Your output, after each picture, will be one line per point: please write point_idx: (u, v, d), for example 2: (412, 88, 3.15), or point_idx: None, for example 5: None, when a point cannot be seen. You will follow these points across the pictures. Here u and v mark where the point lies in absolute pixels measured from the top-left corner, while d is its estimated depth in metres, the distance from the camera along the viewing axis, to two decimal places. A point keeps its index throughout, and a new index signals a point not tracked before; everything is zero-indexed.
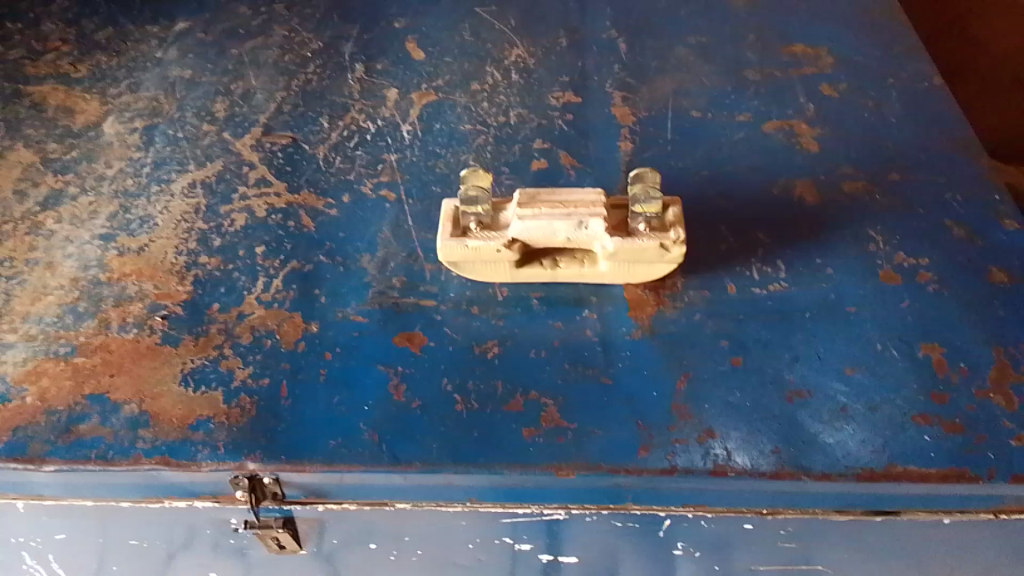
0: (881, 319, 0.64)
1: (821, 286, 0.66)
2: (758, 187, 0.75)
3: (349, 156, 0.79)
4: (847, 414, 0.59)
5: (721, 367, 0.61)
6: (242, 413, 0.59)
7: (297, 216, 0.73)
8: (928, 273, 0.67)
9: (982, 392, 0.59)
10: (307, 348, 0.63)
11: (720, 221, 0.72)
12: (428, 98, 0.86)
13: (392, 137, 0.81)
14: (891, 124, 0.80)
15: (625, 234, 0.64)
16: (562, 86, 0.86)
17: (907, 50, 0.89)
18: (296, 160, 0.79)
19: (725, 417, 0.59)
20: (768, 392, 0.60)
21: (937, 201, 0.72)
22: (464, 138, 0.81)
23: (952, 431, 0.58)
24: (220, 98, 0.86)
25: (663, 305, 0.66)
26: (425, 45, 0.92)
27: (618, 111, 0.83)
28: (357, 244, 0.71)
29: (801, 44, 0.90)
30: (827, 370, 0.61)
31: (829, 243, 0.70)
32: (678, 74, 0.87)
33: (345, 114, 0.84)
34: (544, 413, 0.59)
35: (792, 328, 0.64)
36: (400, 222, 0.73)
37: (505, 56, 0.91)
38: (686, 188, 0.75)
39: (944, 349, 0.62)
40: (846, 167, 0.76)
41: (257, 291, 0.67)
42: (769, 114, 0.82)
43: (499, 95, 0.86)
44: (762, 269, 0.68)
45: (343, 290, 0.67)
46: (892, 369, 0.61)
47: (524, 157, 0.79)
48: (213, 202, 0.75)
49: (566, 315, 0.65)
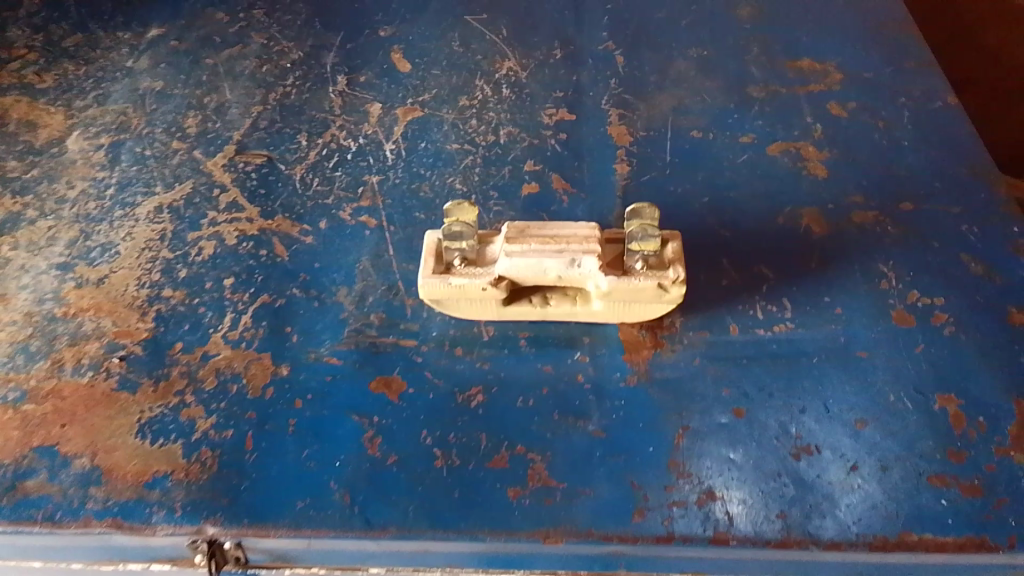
0: (894, 365, 0.59)
1: (830, 327, 0.62)
2: (764, 215, 0.70)
3: (327, 178, 0.74)
4: (858, 475, 0.54)
5: (722, 420, 0.57)
6: (202, 469, 0.54)
7: (270, 244, 0.68)
8: (945, 313, 0.62)
9: (1003, 450, 0.55)
10: (275, 395, 0.58)
11: (722, 254, 0.67)
12: (413, 114, 0.81)
13: (374, 157, 0.76)
14: (903, 147, 0.75)
15: (622, 272, 0.60)
16: (555, 102, 0.81)
17: (920, 66, 0.84)
18: (271, 182, 0.74)
19: (727, 477, 0.54)
20: (772, 448, 0.55)
21: (952, 234, 0.68)
22: (450, 158, 0.76)
23: (970, 493, 0.53)
24: (192, 112, 0.81)
25: (660, 347, 0.61)
26: (412, 55, 0.87)
27: (615, 130, 0.78)
28: (334, 276, 0.66)
29: (808, 58, 0.85)
30: (836, 424, 0.57)
31: (839, 280, 0.65)
32: (679, 91, 0.82)
33: (324, 132, 0.79)
34: (530, 471, 0.54)
35: (798, 375, 0.59)
36: (381, 251, 0.68)
37: (496, 69, 0.86)
38: (687, 216, 0.70)
39: (962, 400, 0.57)
40: (856, 195, 0.71)
41: (223, 329, 0.62)
42: (774, 135, 0.77)
43: (489, 112, 0.81)
44: (767, 308, 0.63)
45: (316, 328, 0.62)
46: (906, 423, 0.56)
47: (513, 181, 0.74)
48: (180, 227, 0.70)
49: (556, 358, 0.61)
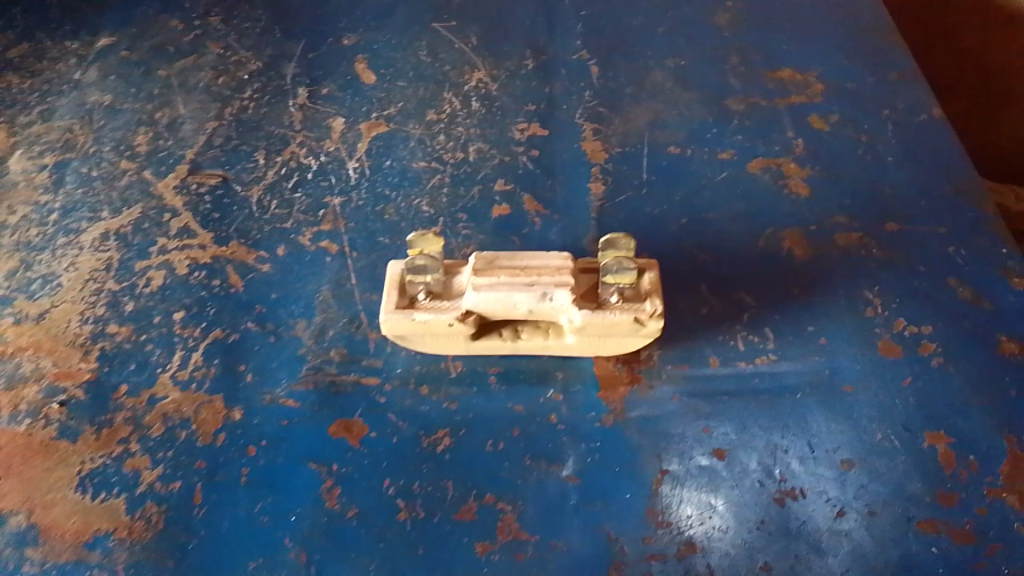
0: (880, 401, 0.57)
1: (815, 359, 0.59)
2: (743, 238, 0.67)
3: (286, 199, 0.70)
4: (845, 521, 0.52)
5: (702, 463, 0.55)
6: (147, 526, 0.52)
7: (224, 273, 0.64)
8: (932, 343, 0.59)
9: (995, 491, 0.52)
10: (226, 441, 0.55)
11: (700, 280, 0.64)
12: (378, 129, 0.77)
13: (336, 176, 0.72)
14: (887, 163, 0.72)
15: (596, 306, 0.56)
16: (527, 116, 0.78)
17: (904, 75, 0.80)
18: (225, 205, 0.69)
19: (708, 526, 0.52)
20: (754, 493, 0.53)
21: (939, 256, 0.64)
22: (417, 177, 0.72)
23: (962, 540, 0.51)
24: (142, 128, 0.77)
25: (636, 383, 0.58)
26: (377, 66, 0.83)
27: (589, 146, 0.75)
28: (292, 307, 0.62)
29: (789, 67, 0.81)
30: (822, 465, 0.54)
31: (822, 308, 0.62)
32: (655, 103, 0.78)
33: (284, 149, 0.75)
34: (500, 523, 0.52)
35: (781, 413, 0.57)
36: (342, 279, 0.64)
37: (465, 80, 0.82)
38: (664, 240, 0.67)
39: (952, 438, 0.55)
40: (839, 215, 0.68)
41: (172, 368, 0.59)
42: (755, 150, 0.74)
43: (457, 127, 0.77)
44: (748, 339, 0.60)
45: (272, 366, 0.59)
46: (894, 463, 0.54)
47: (483, 203, 0.70)
48: (127, 256, 0.66)
49: (528, 396, 0.58)
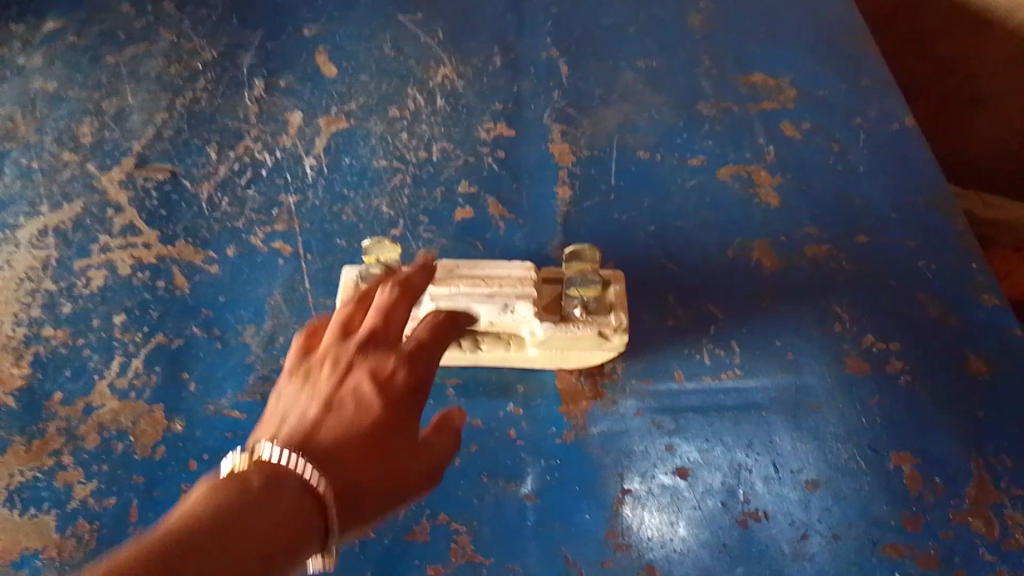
0: (846, 419, 0.55)
1: (781, 374, 0.58)
2: (711, 248, 0.65)
3: (238, 197, 0.67)
4: (809, 545, 0.51)
5: (664, 482, 0.53)
6: (77, 546, 0.48)
7: (169, 275, 0.61)
8: (900, 360, 0.58)
9: (960, 514, 0.51)
10: (166, 455, 0.52)
11: (667, 291, 0.63)
12: (338, 124, 0.74)
13: (292, 173, 0.69)
14: (859, 173, 0.70)
15: (559, 319, 0.54)
16: (492, 116, 0.75)
17: (878, 82, 0.78)
18: (173, 201, 0.66)
19: (669, 550, 0.51)
20: (718, 515, 0.52)
21: (908, 269, 0.63)
22: (377, 177, 0.70)
23: (926, 565, 0.49)
24: (88, 118, 0.73)
25: (600, 398, 0.56)
26: (338, 58, 0.80)
27: (556, 148, 0.72)
28: (240, 312, 0.59)
29: (761, 72, 0.79)
30: (786, 485, 0.53)
31: (789, 322, 0.60)
32: (625, 105, 0.76)
33: (237, 143, 0.71)
34: (454, 545, 0.50)
35: (746, 431, 0.55)
36: (295, 283, 0.61)
37: (429, 76, 0.79)
38: (631, 248, 0.65)
39: (918, 459, 0.53)
40: (809, 225, 0.66)
41: (110, 375, 0.56)
42: (725, 157, 0.72)
43: (421, 125, 0.74)
44: (714, 352, 0.59)
45: (217, 375, 0.56)
46: (859, 484, 0.53)
47: (446, 205, 0.68)
48: (66, 254, 0.62)
49: (487, 410, 0.56)
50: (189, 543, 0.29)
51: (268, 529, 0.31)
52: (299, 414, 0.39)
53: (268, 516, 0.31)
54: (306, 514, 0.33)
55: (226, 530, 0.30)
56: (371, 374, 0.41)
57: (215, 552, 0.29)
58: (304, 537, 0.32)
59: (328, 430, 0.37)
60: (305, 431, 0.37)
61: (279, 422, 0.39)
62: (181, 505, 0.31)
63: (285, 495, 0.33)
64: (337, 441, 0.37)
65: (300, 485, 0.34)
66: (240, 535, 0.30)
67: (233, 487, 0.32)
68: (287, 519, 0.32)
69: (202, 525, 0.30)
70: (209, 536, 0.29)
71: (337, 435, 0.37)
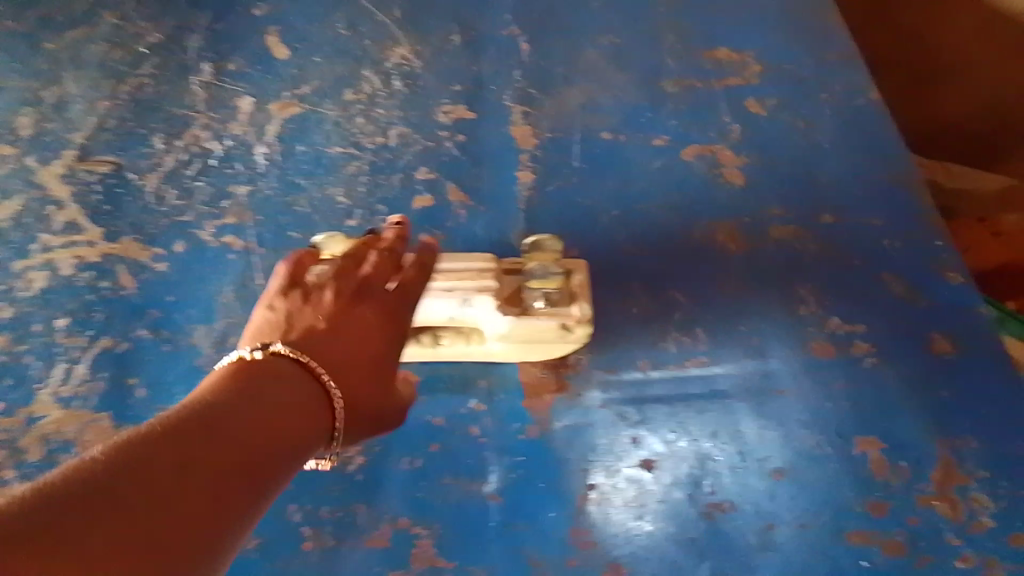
0: (812, 406, 0.55)
1: (746, 361, 0.57)
2: (675, 232, 0.64)
3: (186, 189, 0.65)
4: (775, 534, 0.50)
5: (629, 474, 0.53)
6: None
7: (114, 274, 0.59)
8: (866, 343, 0.57)
9: (926, 499, 0.51)
10: None
11: (631, 278, 0.61)
12: (290, 110, 0.71)
13: (243, 163, 0.67)
14: (825, 150, 0.68)
15: (518, 309, 0.53)
16: (451, 98, 0.73)
17: (845, 55, 0.76)
18: (118, 196, 0.64)
19: (635, 544, 0.50)
20: (683, 507, 0.51)
21: (873, 249, 0.62)
22: (331, 164, 0.67)
23: (894, 552, 0.49)
24: (27, 110, 0.71)
25: (564, 391, 0.56)
26: (290, 40, 0.77)
27: (516, 131, 0.70)
28: (190, 311, 0.58)
29: (726, 47, 0.77)
30: (752, 474, 0.52)
31: (754, 306, 0.60)
32: (588, 84, 0.74)
33: (185, 132, 0.69)
34: (416, 549, 0.49)
35: (711, 419, 0.55)
36: (247, 279, 0.59)
37: (385, 56, 0.76)
38: (594, 235, 0.64)
39: (884, 444, 0.53)
40: (774, 206, 0.65)
41: (55, 383, 0.54)
42: (689, 136, 0.70)
43: (377, 108, 0.72)
44: (679, 340, 0.58)
45: (167, 379, 0.54)
46: (825, 471, 0.52)
47: (404, 193, 0.66)
48: (5, 255, 0.61)
49: (448, 408, 0.55)
50: (219, 414, 0.31)
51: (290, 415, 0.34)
52: (298, 325, 0.40)
53: (286, 398, 0.34)
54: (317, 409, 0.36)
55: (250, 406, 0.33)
56: (371, 304, 0.43)
57: (242, 423, 0.32)
58: (316, 425, 0.35)
59: (333, 343, 0.40)
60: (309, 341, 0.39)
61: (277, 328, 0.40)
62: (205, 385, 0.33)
63: (299, 390, 0.36)
64: (343, 356, 0.39)
65: (312, 385, 0.36)
66: (265, 412, 0.33)
67: (248, 380, 0.34)
68: (303, 407, 0.35)
69: (227, 402, 0.32)
70: (237, 410, 0.32)
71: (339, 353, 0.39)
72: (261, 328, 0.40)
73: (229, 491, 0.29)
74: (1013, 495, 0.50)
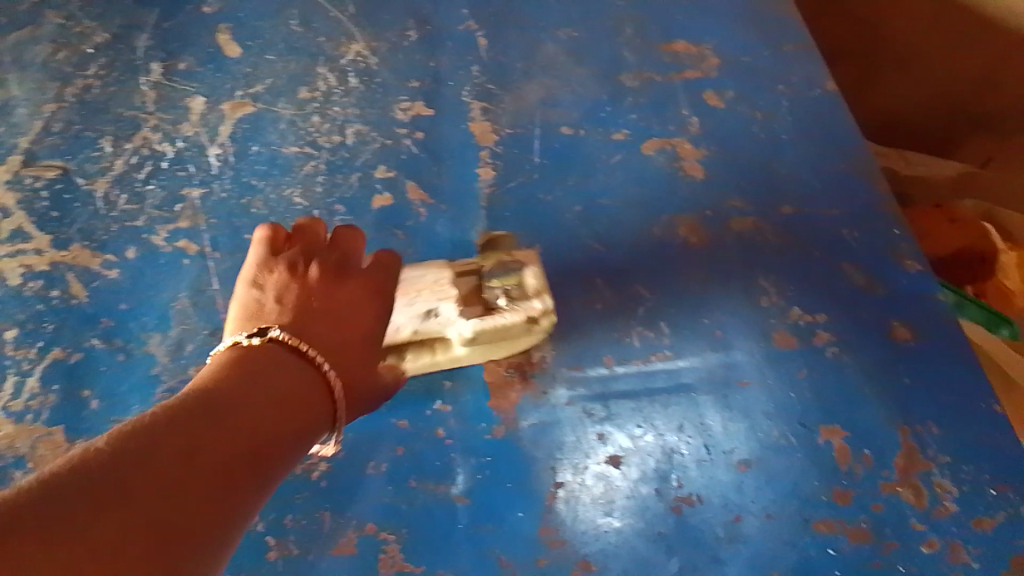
0: (776, 396, 0.55)
1: (711, 354, 0.57)
2: (637, 226, 0.64)
3: (138, 193, 0.63)
4: (742, 526, 0.50)
5: (597, 471, 0.52)
6: None
7: (64, 283, 0.58)
8: (828, 332, 0.58)
9: (889, 485, 0.51)
10: None
11: (595, 273, 0.61)
12: (244, 109, 0.70)
13: (195, 165, 0.65)
14: (783, 141, 0.69)
15: (483, 309, 0.53)
16: (409, 94, 0.72)
17: (801, 46, 0.76)
18: (67, 202, 0.63)
19: (604, 542, 0.50)
20: (650, 502, 0.51)
21: (832, 239, 0.62)
22: (287, 165, 0.66)
23: (858, 540, 0.50)
24: None
25: (530, 389, 0.55)
26: (242, 37, 0.75)
27: (476, 127, 0.69)
28: (143, 319, 0.57)
29: (684, 39, 0.77)
30: (718, 467, 0.53)
31: (717, 299, 0.60)
32: (547, 79, 0.73)
33: (134, 134, 0.67)
34: (383, 555, 0.49)
35: (676, 413, 0.55)
36: (203, 285, 0.58)
37: (341, 53, 0.75)
38: (556, 231, 0.63)
39: (847, 432, 0.53)
40: (735, 198, 0.65)
41: (5, 398, 0.53)
42: (649, 130, 0.70)
43: (333, 106, 0.70)
44: (643, 335, 0.58)
45: (121, 390, 0.53)
46: (790, 461, 0.53)
47: (362, 192, 0.65)
48: None
49: (413, 410, 0.54)
50: (219, 403, 0.33)
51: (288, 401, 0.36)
52: (293, 306, 0.42)
53: (284, 388, 0.36)
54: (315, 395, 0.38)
55: (249, 397, 0.34)
56: (358, 285, 0.46)
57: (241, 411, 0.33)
58: (313, 412, 0.37)
59: (326, 326, 0.42)
60: (304, 323, 0.41)
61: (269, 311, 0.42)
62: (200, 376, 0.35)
63: (298, 376, 0.38)
64: (341, 338, 0.42)
65: (308, 370, 0.39)
66: (266, 402, 0.35)
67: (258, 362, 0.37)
68: (306, 393, 0.37)
69: (244, 382, 0.35)
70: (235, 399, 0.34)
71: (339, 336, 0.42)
72: (252, 312, 0.42)
73: (237, 478, 0.31)
74: (973, 479, 0.51)
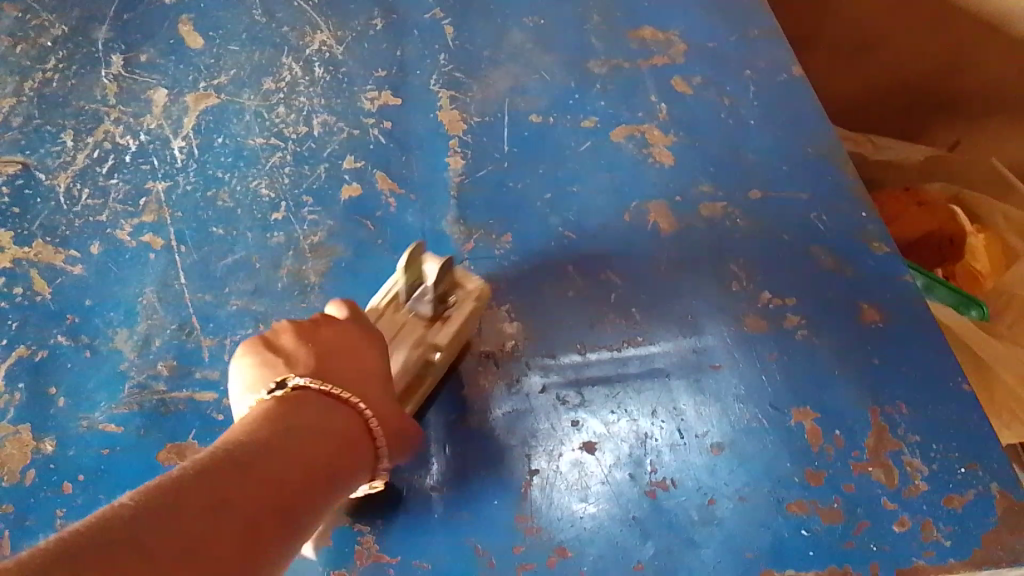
0: (747, 380, 0.55)
1: (683, 339, 0.57)
2: (607, 214, 0.64)
3: (100, 187, 0.62)
4: (716, 509, 0.51)
5: (572, 458, 0.52)
6: None
7: (27, 279, 0.57)
8: (798, 315, 0.58)
9: (860, 465, 0.52)
10: (36, 478, 0.49)
11: (566, 261, 0.61)
12: (207, 101, 0.68)
13: (159, 158, 0.64)
14: (751, 126, 0.69)
15: (426, 321, 0.54)
16: (375, 84, 0.71)
17: (766, 32, 0.77)
18: (27, 197, 0.61)
19: (580, 527, 0.50)
20: (625, 487, 0.52)
21: (800, 223, 0.63)
22: (253, 156, 0.65)
23: (831, 519, 0.50)
24: None
25: (501, 377, 0.55)
26: (204, 28, 0.74)
27: (444, 116, 0.69)
28: (110, 315, 0.56)
29: (650, 26, 0.77)
30: (691, 451, 0.53)
31: (688, 285, 0.60)
32: (515, 67, 0.73)
33: (96, 127, 0.66)
34: (358, 547, 0.49)
35: (650, 399, 0.55)
36: (170, 280, 0.58)
37: (305, 43, 0.74)
38: (527, 218, 0.63)
39: (818, 414, 0.54)
40: (704, 184, 0.66)
41: None
42: (618, 117, 0.70)
43: (299, 97, 0.70)
44: (616, 322, 0.58)
45: (88, 387, 0.53)
46: (763, 444, 0.53)
47: (331, 182, 0.64)
48: None
49: None
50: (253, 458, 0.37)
51: (317, 456, 0.40)
52: (305, 356, 0.46)
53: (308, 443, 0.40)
54: (342, 446, 0.42)
55: (280, 450, 0.39)
56: (358, 325, 0.49)
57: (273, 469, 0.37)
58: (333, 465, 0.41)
59: (343, 369, 0.46)
60: (322, 370, 0.45)
61: (285, 363, 0.45)
62: (236, 431, 0.39)
63: (324, 428, 0.42)
64: (360, 384, 0.46)
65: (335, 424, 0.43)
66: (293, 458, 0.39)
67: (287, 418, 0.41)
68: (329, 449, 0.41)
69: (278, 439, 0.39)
70: (268, 453, 0.38)
71: (357, 384, 0.46)
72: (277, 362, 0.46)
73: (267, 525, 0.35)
74: (943, 457, 0.52)
